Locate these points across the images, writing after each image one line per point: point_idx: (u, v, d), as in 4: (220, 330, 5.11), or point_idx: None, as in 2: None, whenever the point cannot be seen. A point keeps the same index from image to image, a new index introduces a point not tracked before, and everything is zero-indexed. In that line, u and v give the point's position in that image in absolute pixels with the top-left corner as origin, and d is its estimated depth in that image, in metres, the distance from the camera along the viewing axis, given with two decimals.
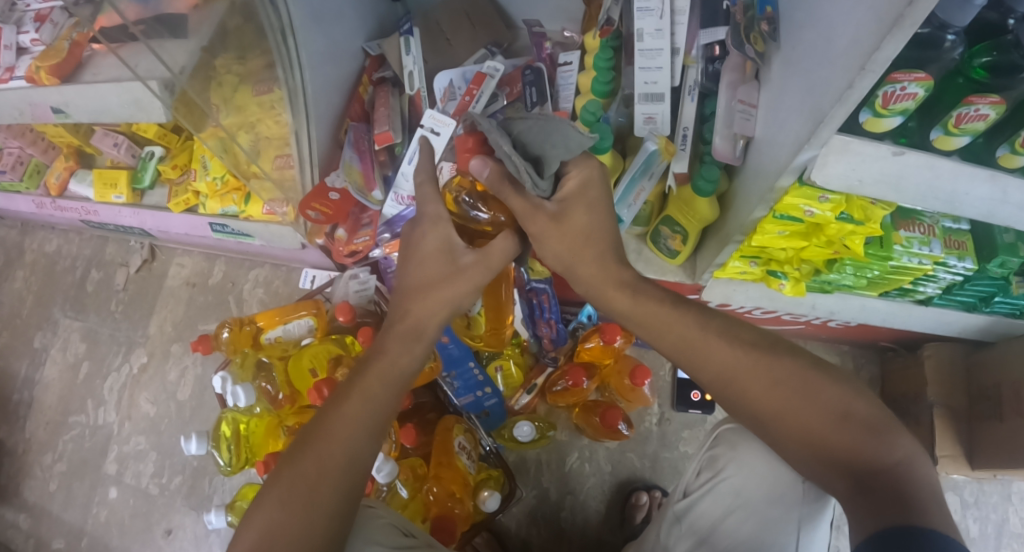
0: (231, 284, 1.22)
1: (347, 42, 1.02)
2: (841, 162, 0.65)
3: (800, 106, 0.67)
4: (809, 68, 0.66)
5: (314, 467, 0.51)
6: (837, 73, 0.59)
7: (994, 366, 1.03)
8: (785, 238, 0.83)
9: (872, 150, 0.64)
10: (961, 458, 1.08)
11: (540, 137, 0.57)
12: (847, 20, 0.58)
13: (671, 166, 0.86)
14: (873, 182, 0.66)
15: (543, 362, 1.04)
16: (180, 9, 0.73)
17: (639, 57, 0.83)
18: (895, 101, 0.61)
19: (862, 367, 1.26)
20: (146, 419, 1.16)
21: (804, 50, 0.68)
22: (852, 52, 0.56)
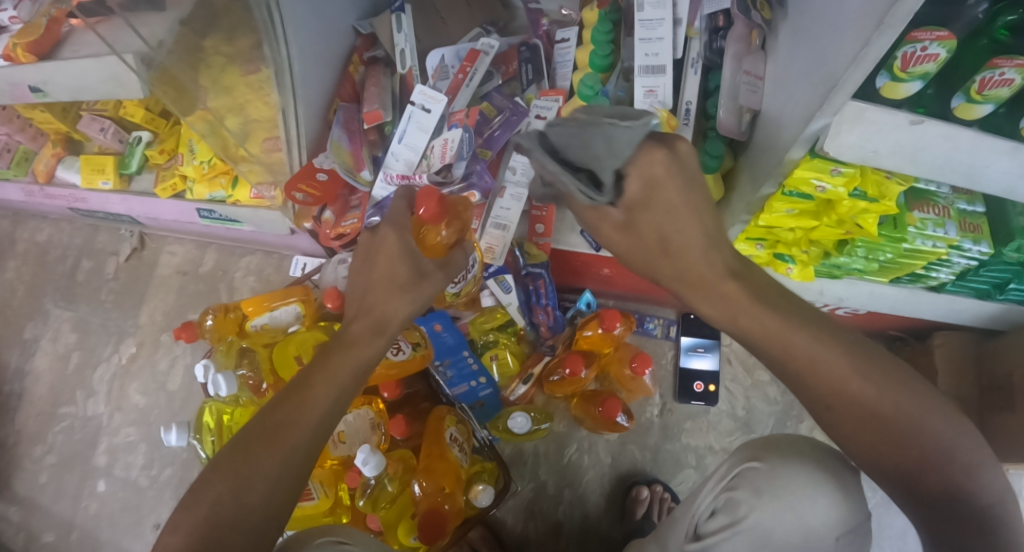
0: (222, 272, 1.19)
1: (337, 18, 0.98)
2: (854, 132, 0.61)
3: (811, 72, 0.62)
4: (821, 31, 0.61)
5: (251, 474, 0.49)
6: (851, 32, 0.55)
7: (1006, 356, 0.98)
8: (794, 217, 0.78)
9: (889, 118, 0.59)
10: None
11: (584, 142, 0.53)
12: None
13: (674, 141, 0.81)
14: (888, 153, 0.62)
15: (542, 350, 1.00)
16: None
17: (638, 28, 0.80)
18: (915, 63, 0.56)
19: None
20: (135, 410, 1.14)
21: (814, 14, 0.63)
22: (866, 6, 0.52)
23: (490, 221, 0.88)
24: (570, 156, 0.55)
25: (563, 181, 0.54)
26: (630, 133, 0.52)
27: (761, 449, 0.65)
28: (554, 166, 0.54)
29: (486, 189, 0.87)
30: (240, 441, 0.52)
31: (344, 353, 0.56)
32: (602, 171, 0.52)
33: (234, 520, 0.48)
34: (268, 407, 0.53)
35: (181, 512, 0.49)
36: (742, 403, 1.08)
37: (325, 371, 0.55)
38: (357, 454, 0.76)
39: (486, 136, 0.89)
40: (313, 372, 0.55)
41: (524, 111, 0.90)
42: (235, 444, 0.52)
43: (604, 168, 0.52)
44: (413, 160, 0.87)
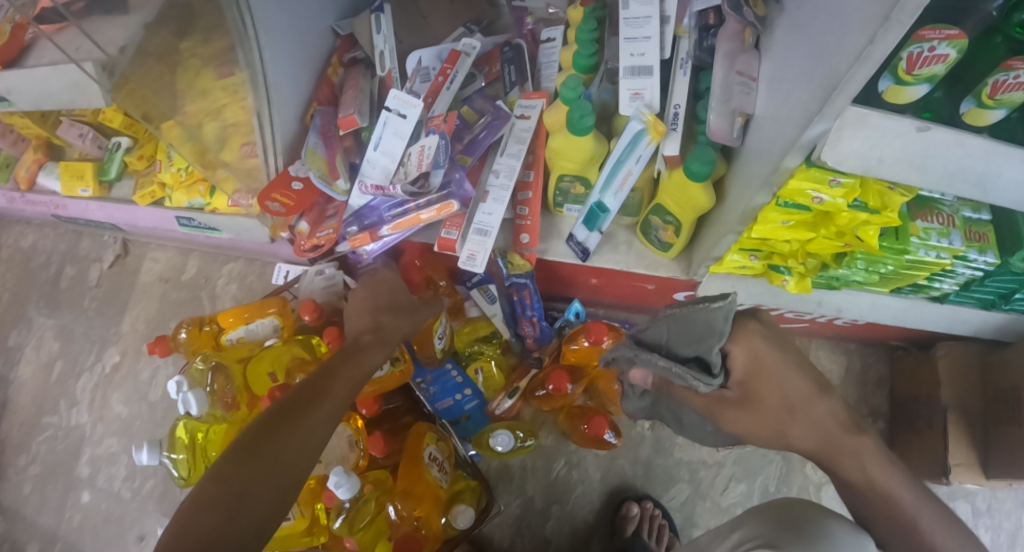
0: (205, 279, 1.16)
1: (314, 19, 0.95)
2: (857, 137, 0.56)
3: (810, 72, 0.58)
4: (820, 27, 0.57)
5: (295, 436, 0.54)
6: (855, 26, 0.49)
7: (1014, 367, 0.93)
8: (790, 228, 0.73)
9: (893, 125, 0.55)
10: (975, 466, 0.96)
11: (686, 329, 0.56)
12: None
13: (661, 147, 0.75)
14: (893, 161, 0.57)
15: (529, 362, 0.99)
16: None
17: (624, 27, 0.75)
18: (922, 65, 0.51)
19: (871, 367, 1.15)
20: (118, 421, 1.11)
21: (815, 11, 0.58)
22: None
23: (472, 227, 0.83)
24: (677, 348, 0.58)
25: (676, 373, 0.57)
26: (726, 310, 0.54)
27: (779, 533, 0.53)
28: (664, 362, 0.57)
29: (465, 198, 0.84)
30: (269, 418, 0.54)
31: (360, 356, 0.65)
32: (709, 354, 0.56)
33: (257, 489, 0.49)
34: (291, 395, 0.57)
35: (202, 481, 0.49)
36: None
37: (350, 364, 0.63)
38: (329, 477, 0.74)
39: (468, 141, 0.86)
40: (329, 370, 0.61)
41: (507, 115, 0.86)
42: (261, 422, 0.54)
43: (709, 351, 0.56)
44: (390, 167, 0.82)
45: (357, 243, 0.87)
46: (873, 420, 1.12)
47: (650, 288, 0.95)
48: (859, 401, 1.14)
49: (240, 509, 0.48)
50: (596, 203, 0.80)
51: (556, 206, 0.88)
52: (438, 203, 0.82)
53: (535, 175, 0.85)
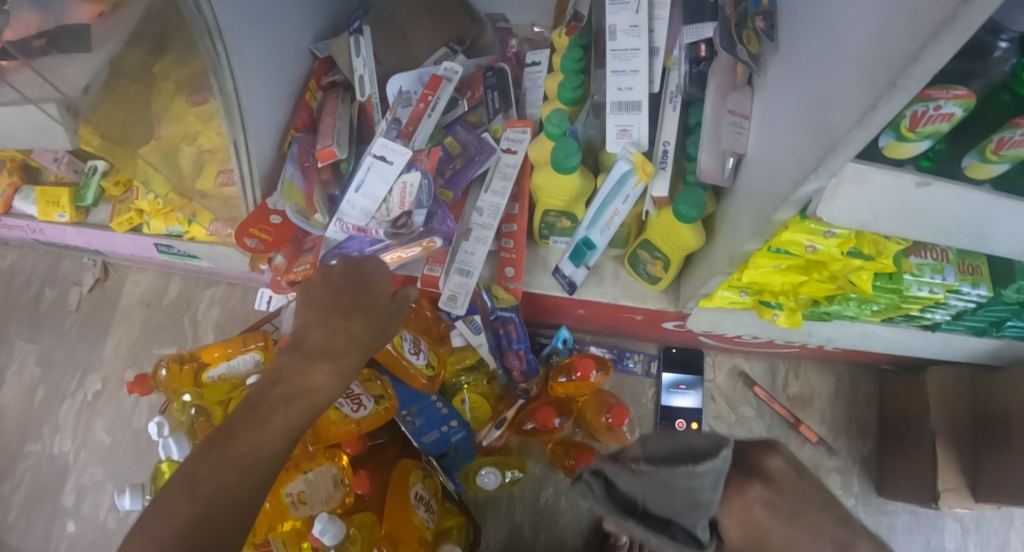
0: (186, 303, 1.14)
1: (291, 42, 0.92)
2: (853, 194, 0.55)
3: (806, 122, 0.55)
4: (816, 75, 0.54)
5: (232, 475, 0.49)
6: (855, 83, 0.46)
7: (1002, 392, 0.91)
8: (781, 272, 0.70)
9: (891, 181, 0.54)
10: (964, 490, 0.95)
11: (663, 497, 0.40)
12: (865, 19, 0.45)
13: (650, 188, 0.71)
14: (888, 217, 0.55)
15: (514, 394, 0.96)
16: (84, 17, 0.64)
17: (611, 59, 0.72)
18: (926, 123, 0.49)
19: (858, 388, 1.11)
20: (102, 448, 1.10)
21: (811, 57, 0.55)
22: (870, 58, 0.44)
23: (454, 267, 0.81)
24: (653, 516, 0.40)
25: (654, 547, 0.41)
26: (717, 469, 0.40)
27: None
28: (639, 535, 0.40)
29: (448, 234, 0.81)
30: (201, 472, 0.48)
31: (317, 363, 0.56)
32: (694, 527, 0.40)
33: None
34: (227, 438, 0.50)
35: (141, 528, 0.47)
36: None
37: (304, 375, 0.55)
38: (314, 525, 0.73)
39: (448, 176, 0.84)
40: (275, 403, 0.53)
41: (492, 148, 0.84)
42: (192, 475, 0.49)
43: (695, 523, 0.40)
44: (370, 208, 0.79)
45: None
46: (861, 440, 1.09)
47: (638, 319, 0.93)
48: (848, 423, 1.10)
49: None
50: (583, 239, 0.78)
51: (542, 238, 0.86)
52: (421, 240, 0.80)
53: (519, 208, 0.83)
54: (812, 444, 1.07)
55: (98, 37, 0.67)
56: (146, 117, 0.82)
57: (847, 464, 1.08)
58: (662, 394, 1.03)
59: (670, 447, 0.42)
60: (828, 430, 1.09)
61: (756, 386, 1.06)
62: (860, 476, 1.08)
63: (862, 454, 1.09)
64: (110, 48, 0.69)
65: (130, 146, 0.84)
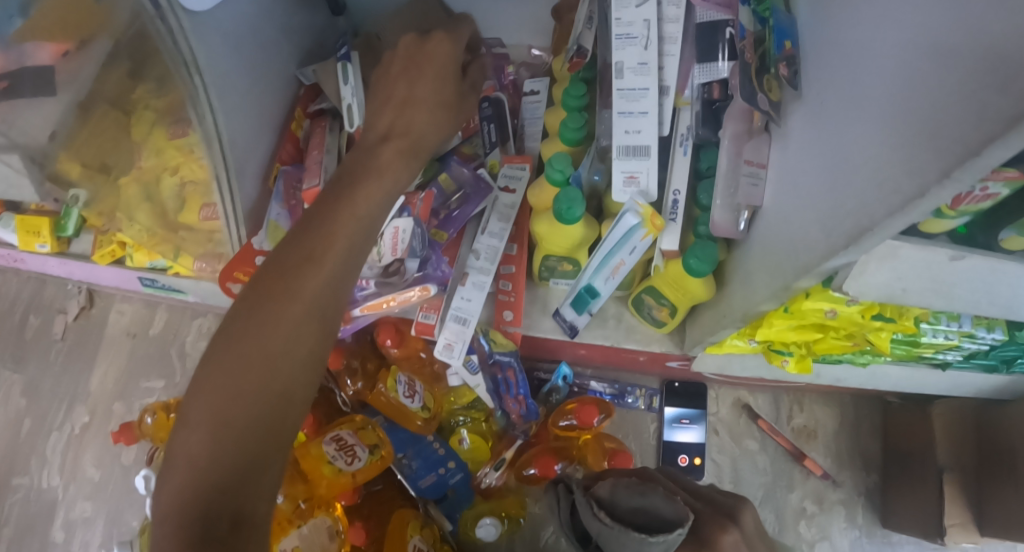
0: (174, 334, 1.10)
1: (274, 68, 0.87)
2: (883, 270, 0.52)
3: (834, 192, 0.50)
4: (844, 141, 0.49)
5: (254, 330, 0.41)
6: (890, 160, 0.42)
7: (1007, 426, 0.88)
8: (795, 329, 0.66)
9: (923, 255, 0.50)
10: (970, 525, 0.93)
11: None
12: (906, 92, 0.40)
13: (659, 240, 0.68)
14: (919, 291, 0.53)
15: (514, 434, 0.93)
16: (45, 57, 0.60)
17: (617, 99, 0.67)
18: (968, 202, 0.45)
19: (863, 418, 1.09)
20: (91, 483, 1.07)
21: (838, 117, 0.51)
22: (913, 140, 0.39)
23: (449, 314, 0.77)
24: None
25: None
26: None
27: None
28: None
29: (443, 279, 0.76)
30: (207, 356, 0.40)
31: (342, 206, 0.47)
32: None
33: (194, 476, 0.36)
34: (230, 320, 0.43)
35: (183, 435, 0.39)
36: (729, 476, 1.03)
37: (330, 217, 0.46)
38: None
39: (443, 216, 0.78)
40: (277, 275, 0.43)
41: (488, 186, 0.79)
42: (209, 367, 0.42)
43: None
44: None
45: None
46: (865, 471, 1.07)
47: (641, 358, 0.90)
48: (852, 454, 1.07)
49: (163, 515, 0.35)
50: (585, 286, 0.74)
51: (541, 279, 0.81)
52: (415, 288, 0.75)
53: (518, 248, 0.79)
54: (816, 477, 1.04)
55: (64, 78, 0.64)
56: (126, 145, 0.79)
57: (851, 496, 1.05)
58: (664, 429, 1.00)
59: (638, 507, 0.42)
60: (833, 461, 1.06)
61: (760, 420, 1.05)
62: (864, 509, 1.05)
63: (866, 486, 1.06)
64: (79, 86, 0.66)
65: (111, 176, 0.82)
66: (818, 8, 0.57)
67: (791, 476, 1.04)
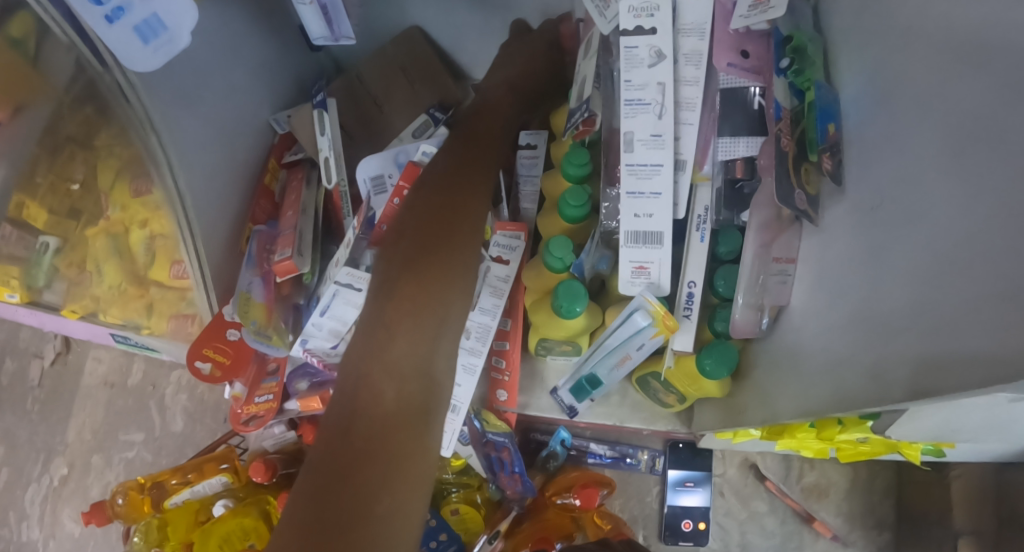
0: (151, 387, 1.04)
1: (242, 116, 0.79)
2: (936, 414, 0.45)
3: (880, 324, 0.41)
4: (903, 266, 0.40)
5: (406, 306, 0.51)
6: (967, 331, 0.33)
7: None
8: (818, 440, 0.59)
9: (980, 400, 0.43)
10: None
11: None
12: (994, 247, 0.31)
13: (672, 339, 0.61)
14: (970, 430, 0.47)
15: (509, 505, 0.87)
16: None
17: (626, 176, 0.58)
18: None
19: (876, 476, 1.01)
20: (71, 539, 1.03)
21: (896, 235, 0.42)
22: (1002, 313, 0.30)
23: None
24: None
25: None
26: None
27: None
28: None
29: None
30: (373, 350, 0.49)
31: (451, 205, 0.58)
32: None
33: (370, 414, 0.45)
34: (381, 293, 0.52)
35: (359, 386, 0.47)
36: (736, 539, 1.00)
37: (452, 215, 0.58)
38: None
39: None
40: (419, 274, 0.53)
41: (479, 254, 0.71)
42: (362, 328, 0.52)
43: None
44: (340, 330, 0.70)
45: (306, 407, 0.75)
46: (876, 531, 1.00)
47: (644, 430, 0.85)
48: (863, 514, 1.00)
49: (345, 451, 0.43)
50: (588, 374, 0.67)
51: (538, 354, 0.74)
52: None
53: (513, 324, 0.72)
54: (826, 537, 0.99)
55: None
56: (93, 193, 0.74)
57: None
58: (667, 493, 0.95)
59: None
60: (843, 521, 1.00)
61: (767, 481, 1.00)
62: None
63: (877, 546, 1.00)
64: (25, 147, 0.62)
65: (80, 222, 0.76)
66: (866, 91, 0.48)
67: (800, 538, 0.99)
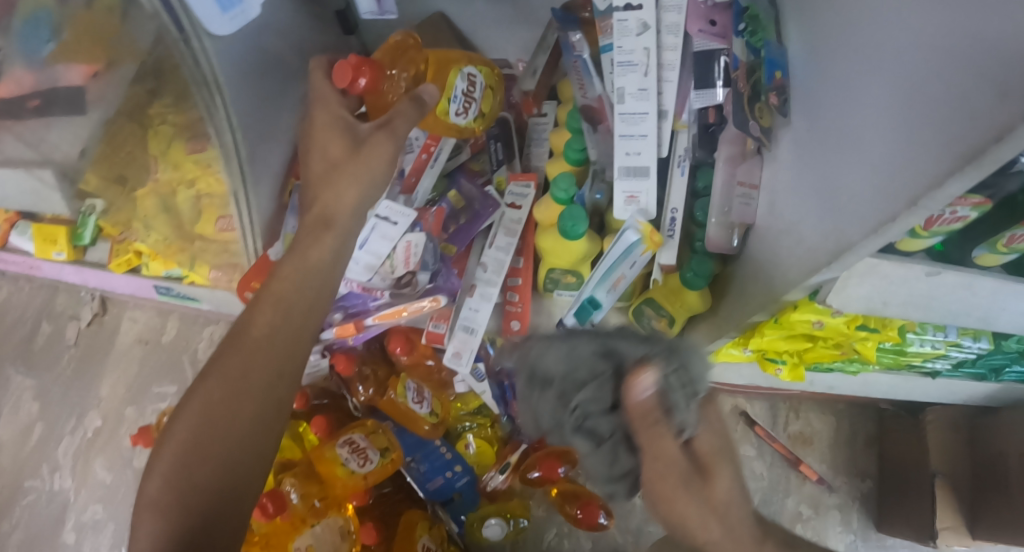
0: (185, 343, 1.14)
1: (290, 86, 0.90)
2: (863, 284, 0.55)
3: (814, 212, 0.54)
4: (825, 168, 0.53)
5: (245, 363, 0.55)
6: (864, 196, 0.46)
7: (1002, 436, 0.93)
8: (787, 339, 0.71)
9: (901, 270, 0.53)
10: (962, 527, 0.95)
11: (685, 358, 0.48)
12: (872, 124, 0.45)
13: (657, 255, 0.75)
14: (899, 303, 0.57)
15: (518, 439, 0.97)
16: (77, 78, 0.66)
17: (619, 123, 0.71)
18: (940, 224, 0.49)
19: (859, 428, 1.13)
20: (102, 487, 1.10)
21: (817, 150, 0.55)
22: (882, 172, 0.43)
23: (458, 323, 0.81)
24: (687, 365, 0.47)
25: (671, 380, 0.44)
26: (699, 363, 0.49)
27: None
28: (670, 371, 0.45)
29: (452, 291, 0.83)
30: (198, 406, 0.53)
31: (302, 254, 0.61)
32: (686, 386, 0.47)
33: (194, 488, 0.49)
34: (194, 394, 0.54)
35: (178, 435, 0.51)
36: None
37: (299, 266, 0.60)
38: None
39: (453, 230, 0.83)
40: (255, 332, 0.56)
41: (496, 202, 0.83)
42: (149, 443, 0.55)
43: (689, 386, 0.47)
44: (374, 264, 0.76)
45: (343, 333, 0.84)
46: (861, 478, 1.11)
47: None
48: (848, 464, 1.11)
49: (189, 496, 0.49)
50: (588, 298, 0.75)
51: (545, 291, 0.84)
52: (424, 299, 0.81)
53: (524, 261, 0.83)
54: (812, 482, 1.09)
55: (94, 98, 0.69)
56: (141, 158, 0.84)
57: (847, 501, 1.10)
58: None
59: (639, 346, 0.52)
60: (828, 467, 1.11)
61: (756, 426, 1.10)
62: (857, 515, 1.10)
63: (861, 493, 1.11)
64: (107, 104, 0.71)
65: (129, 187, 0.87)
66: (807, 44, 0.61)
67: (787, 481, 1.09)
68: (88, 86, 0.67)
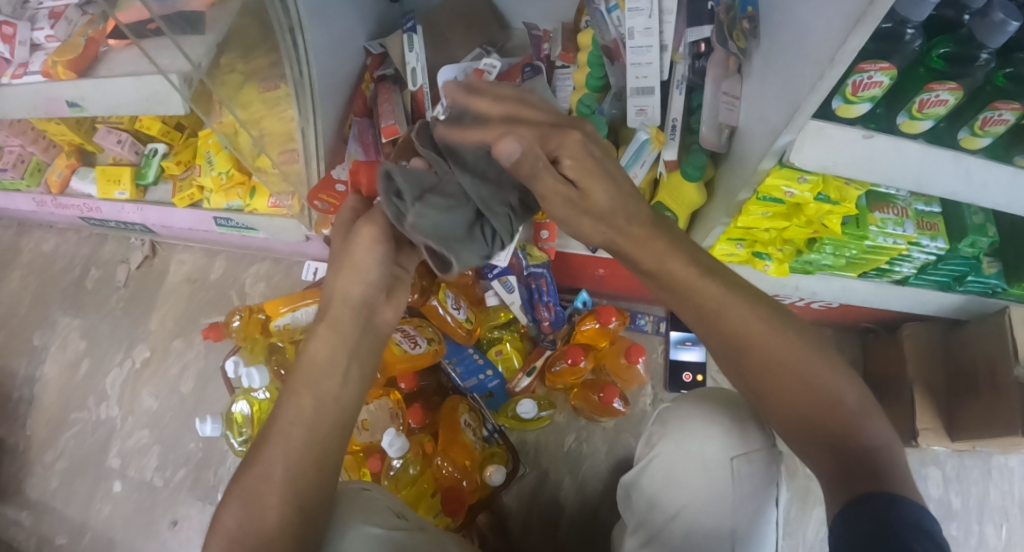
0: (232, 279, 1.25)
1: (350, 38, 1.07)
2: (816, 145, 0.71)
3: (778, 98, 0.72)
4: (785, 64, 0.71)
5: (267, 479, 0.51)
6: (806, 70, 0.65)
7: (969, 343, 1.09)
8: (768, 218, 0.90)
9: (845, 135, 0.70)
10: (941, 431, 1.13)
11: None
12: (812, 18, 0.65)
13: (662, 153, 0.93)
14: (846, 164, 0.71)
15: (542, 344, 1.11)
16: (199, 5, 0.75)
17: (630, 54, 0.88)
18: (863, 88, 0.65)
19: (845, 350, 1.30)
20: (148, 414, 1.17)
21: (778, 57, 0.74)
22: (814, 51, 0.63)
23: None
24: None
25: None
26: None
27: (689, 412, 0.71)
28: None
29: None
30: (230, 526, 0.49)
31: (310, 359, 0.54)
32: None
33: None
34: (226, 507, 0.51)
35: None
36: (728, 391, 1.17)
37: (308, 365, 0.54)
38: (383, 438, 0.84)
39: None
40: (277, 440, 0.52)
41: None
42: None
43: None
44: None
45: None
46: None
47: None
48: None
49: None
50: None
51: None
52: None
53: None
54: None
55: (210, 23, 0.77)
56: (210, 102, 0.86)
57: None
58: (670, 349, 1.18)
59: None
60: None
61: None
62: None
63: None
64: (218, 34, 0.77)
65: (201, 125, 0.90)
66: None
67: None
68: (208, 12, 0.76)
